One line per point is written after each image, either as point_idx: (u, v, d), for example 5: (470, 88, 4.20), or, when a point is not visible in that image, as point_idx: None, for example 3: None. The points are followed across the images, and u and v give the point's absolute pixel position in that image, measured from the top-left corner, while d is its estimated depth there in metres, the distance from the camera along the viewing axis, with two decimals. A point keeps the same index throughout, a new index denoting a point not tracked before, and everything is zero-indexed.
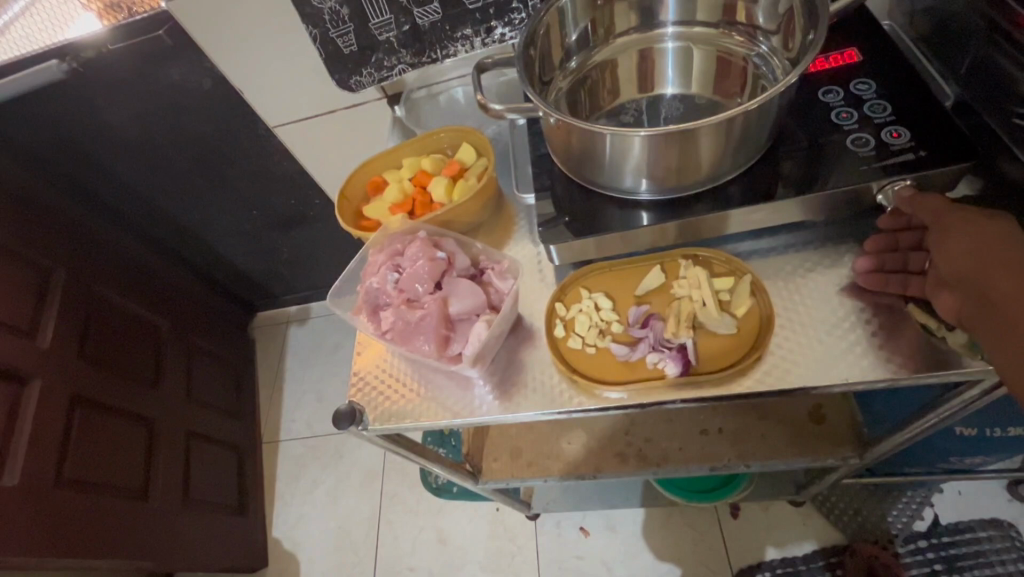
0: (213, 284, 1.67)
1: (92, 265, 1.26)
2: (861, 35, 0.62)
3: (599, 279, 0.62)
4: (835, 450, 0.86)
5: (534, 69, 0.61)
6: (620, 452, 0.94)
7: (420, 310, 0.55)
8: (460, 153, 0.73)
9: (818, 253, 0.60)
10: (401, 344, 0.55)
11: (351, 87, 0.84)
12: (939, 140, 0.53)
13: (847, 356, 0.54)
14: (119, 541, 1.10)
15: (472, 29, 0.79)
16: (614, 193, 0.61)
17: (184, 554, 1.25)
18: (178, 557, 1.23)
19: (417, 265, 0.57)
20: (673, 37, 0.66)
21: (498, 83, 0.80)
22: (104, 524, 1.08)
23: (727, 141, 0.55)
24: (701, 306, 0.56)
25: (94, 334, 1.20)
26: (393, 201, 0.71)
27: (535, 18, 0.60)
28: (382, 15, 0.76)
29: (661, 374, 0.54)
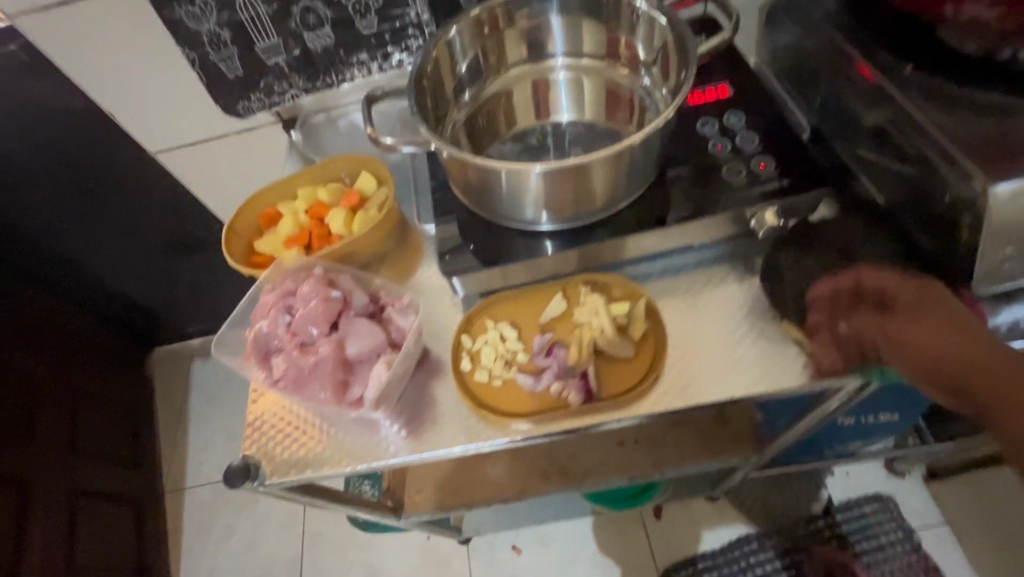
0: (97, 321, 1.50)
1: None
2: (730, 72, 0.67)
3: (504, 310, 0.62)
4: (738, 450, 0.92)
5: (427, 101, 0.60)
6: (544, 470, 0.95)
7: (314, 354, 0.52)
8: (359, 183, 0.71)
9: (705, 274, 0.64)
10: (295, 392, 0.52)
11: (239, 112, 0.79)
12: (799, 169, 0.58)
13: (735, 372, 0.57)
14: None
15: (368, 55, 0.77)
16: (518, 226, 0.62)
17: None
18: None
19: (310, 305, 0.54)
20: (562, 68, 0.68)
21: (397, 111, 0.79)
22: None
23: (618, 172, 0.57)
24: (601, 332, 0.56)
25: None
26: (288, 234, 0.68)
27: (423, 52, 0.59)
28: (270, 39, 0.72)
29: (564, 403, 0.54)
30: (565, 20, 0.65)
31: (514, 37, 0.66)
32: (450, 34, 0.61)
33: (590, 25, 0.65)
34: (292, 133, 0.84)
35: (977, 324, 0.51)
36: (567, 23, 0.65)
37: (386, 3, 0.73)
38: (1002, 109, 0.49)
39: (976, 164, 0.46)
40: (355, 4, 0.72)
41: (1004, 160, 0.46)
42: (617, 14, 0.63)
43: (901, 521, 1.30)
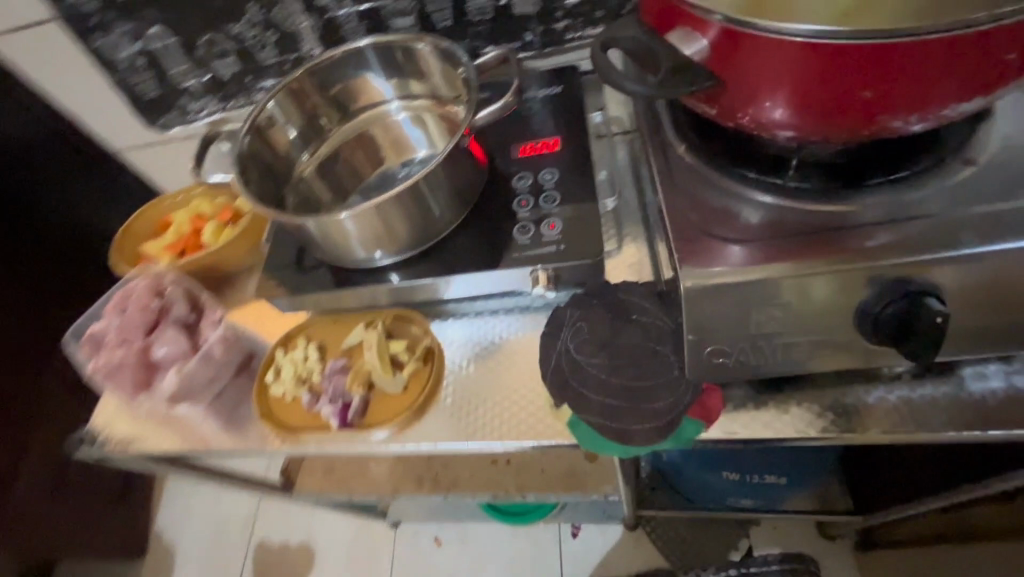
0: None
1: None
2: (566, 127, 0.69)
3: (317, 331, 0.68)
4: (598, 487, 0.94)
5: (265, 156, 0.66)
6: (419, 475, 1.01)
7: (124, 352, 0.62)
8: (238, 201, 0.80)
9: (503, 322, 0.66)
10: (108, 382, 0.62)
11: (160, 126, 0.89)
12: (580, 234, 0.60)
13: (492, 421, 0.60)
14: None
15: (272, 81, 0.85)
16: (358, 266, 0.65)
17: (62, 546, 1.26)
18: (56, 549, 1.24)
19: (133, 312, 0.64)
20: (398, 110, 0.73)
21: None
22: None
23: (415, 217, 0.61)
24: (375, 365, 0.62)
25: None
26: (168, 242, 0.78)
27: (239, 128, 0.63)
28: (182, 66, 0.82)
29: (328, 424, 0.61)
30: (396, 70, 0.69)
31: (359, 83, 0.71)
32: (268, 106, 0.66)
33: (410, 74, 0.69)
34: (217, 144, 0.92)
35: (702, 415, 0.54)
36: (394, 70, 0.69)
37: (281, 39, 0.80)
38: (758, 207, 0.51)
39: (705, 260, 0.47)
40: (254, 38, 0.80)
41: (728, 259, 0.47)
42: (417, 64, 0.67)
43: None
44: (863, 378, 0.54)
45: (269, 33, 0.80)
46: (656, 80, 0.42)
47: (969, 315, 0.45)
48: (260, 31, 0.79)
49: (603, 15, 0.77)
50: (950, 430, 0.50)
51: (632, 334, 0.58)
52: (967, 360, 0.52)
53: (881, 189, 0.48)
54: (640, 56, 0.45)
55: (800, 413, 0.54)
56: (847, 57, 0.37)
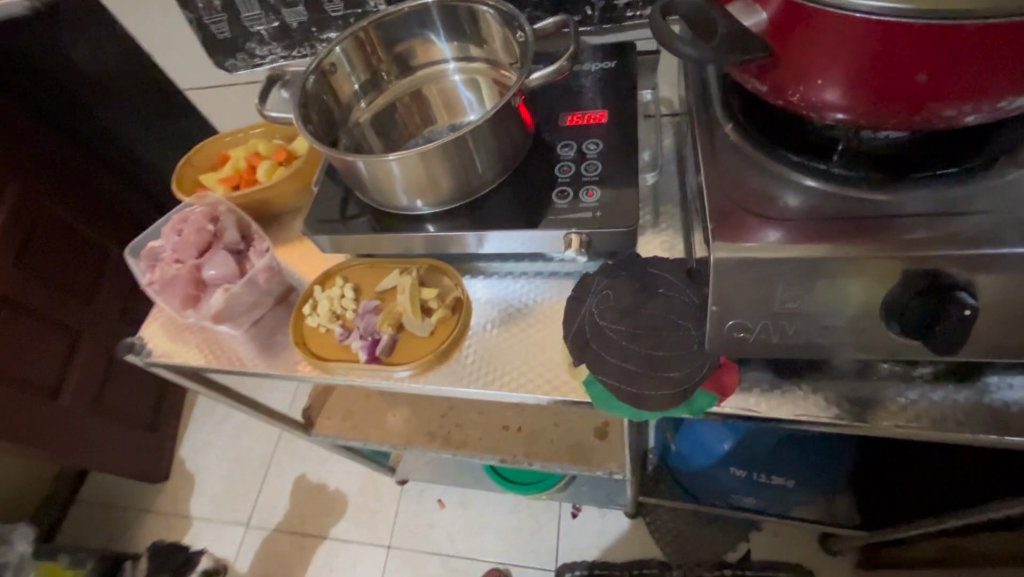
0: None
1: (54, 183, 1.30)
2: (616, 102, 0.70)
3: (355, 273, 0.71)
4: (603, 464, 0.96)
5: (325, 100, 0.69)
6: (431, 431, 1.05)
7: (177, 270, 0.66)
8: (293, 144, 0.84)
9: (533, 284, 0.68)
10: (160, 295, 0.67)
11: (227, 68, 0.94)
12: (618, 204, 0.62)
13: (511, 374, 0.62)
14: (32, 432, 1.21)
15: (336, 34, 0.88)
16: (399, 212, 0.68)
17: (91, 456, 1.36)
18: (85, 458, 1.34)
19: (189, 233, 0.68)
20: (456, 71, 0.74)
21: None
22: (16, 418, 1.18)
23: (459, 170, 0.63)
24: (405, 309, 0.65)
25: (43, 249, 1.28)
26: (225, 175, 0.82)
27: (306, 68, 0.65)
28: (253, 10, 0.86)
29: (356, 358, 0.64)
30: (460, 29, 0.70)
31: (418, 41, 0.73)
32: (334, 53, 0.67)
33: (473, 34, 0.70)
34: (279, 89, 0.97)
35: (716, 388, 0.55)
36: (459, 30, 0.71)
37: None
38: (802, 189, 0.51)
39: (738, 237, 0.48)
40: None
41: (772, 239, 0.47)
42: (481, 28, 0.69)
43: None
44: (886, 375, 0.54)
45: None
46: (712, 49, 0.43)
47: (1000, 317, 0.45)
48: None
49: None
50: (965, 432, 0.51)
51: (656, 306, 0.59)
52: (994, 368, 0.52)
53: (927, 183, 0.48)
54: (696, 23, 0.45)
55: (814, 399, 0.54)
56: (910, 39, 0.37)
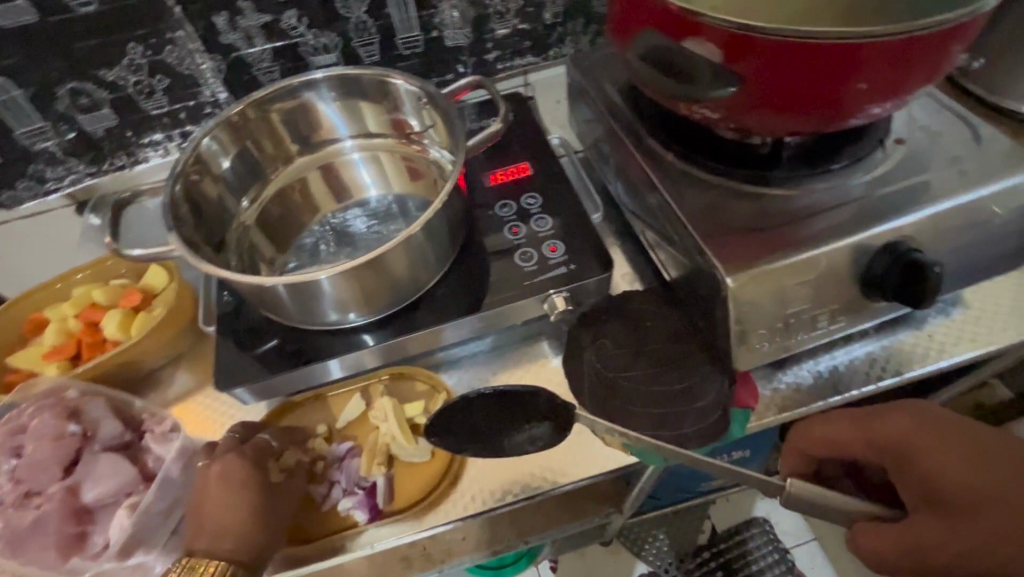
0: None
1: None
2: (531, 151, 0.68)
3: (300, 417, 0.57)
4: (599, 508, 0.92)
5: (188, 212, 0.55)
6: (404, 557, 0.88)
7: (35, 509, 0.45)
8: (145, 279, 0.64)
9: (511, 358, 0.62)
10: (13, 555, 0.44)
11: (5, 203, 0.70)
12: (584, 250, 0.60)
13: (538, 464, 0.54)
14: None
15: (163, 134, 0.72)
16: (322, 327, 0.57)
17: None
18: None
19: (39, 447, 0.47)
20: (354, 149, 0.66)
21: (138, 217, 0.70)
22: None
23: (409, 261, 0.55)
24: (393, 438, 0.54)
25: None
26: (52, 344, 0.60)
27: (169, 174, 0.53)
28: (33, 124, 0.65)
29: (352, 522, 0.51)
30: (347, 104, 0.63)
31: (291, 125, 0.63)
32: (205, 142, 0.57)
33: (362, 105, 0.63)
34: (88, 215, 0.74)
35: (748, 399, 0.55)
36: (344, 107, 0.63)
37: (173, 83, 0.68)
38: (751, 196, 0.55)
39: (716, 254, 0.50)
40: (137, 85, 0.67)
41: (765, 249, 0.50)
42: (383, 98, 0.61)
43: (775, 543, 1.34)
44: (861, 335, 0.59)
45: (157, 78, 0.67)
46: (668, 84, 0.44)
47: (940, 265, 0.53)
48: (144, 76, 0.66)
49: (531, 44, 0.77)
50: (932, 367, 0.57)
51: (655, 341, 0.58)
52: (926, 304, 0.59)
53: (844, 174, 0.54)
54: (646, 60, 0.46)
55: (817, 382, 0.57)
56: (835, 59, 0.42)
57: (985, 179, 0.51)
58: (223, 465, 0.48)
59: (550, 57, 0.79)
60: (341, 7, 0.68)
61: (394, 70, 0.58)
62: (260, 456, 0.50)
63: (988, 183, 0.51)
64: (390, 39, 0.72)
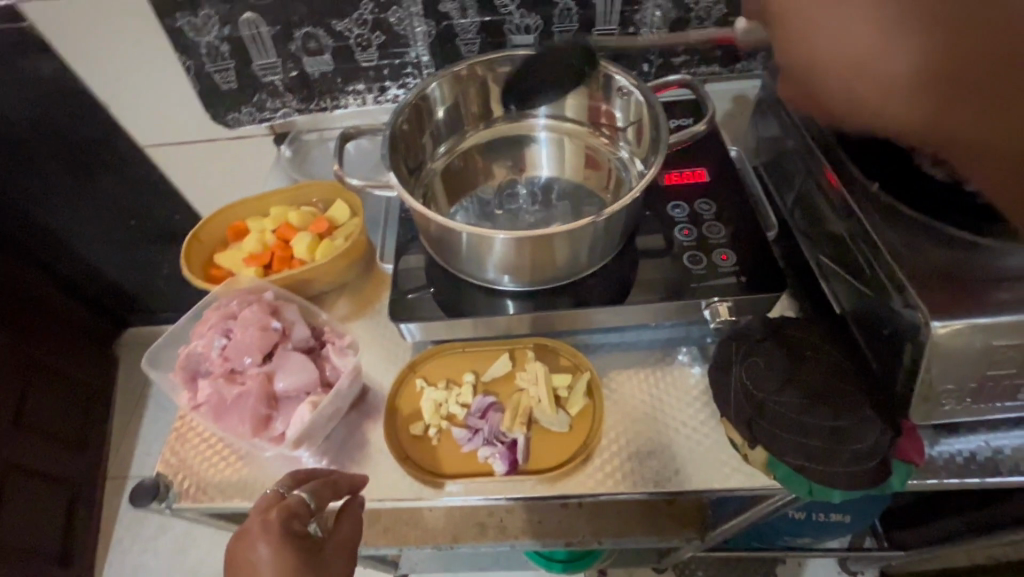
0: (84, 302, 1.40)
1: None
2: (709, 158, 0.68)
3: (450, 362, 0.61)
4: (680, 531, 0.90)
5: (399, 157, 0.60)
6: (482, 522, 0.91)
7: (238, 386, 0.51)
8: (331, 211, 0.71)
9: (653, 355, 0.63)
10: (214, 421, 0.51)
11: (227, 123, 0.80)
12: (756, 266, 0.59)
13: (667, 462, 0.56)
14: None
15: (365, 85, 0.79)
16: (480, 282, 0.60)
17: None
18: None
19: (246, 333, 0.53)
20: (544, 128, 0.69)
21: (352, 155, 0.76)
22: None
23: (583, 243, 0.57)
24: (537, 402, 0.56)
25: None
26: (250, 251, 0.68)
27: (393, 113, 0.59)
28: (269, 58, 0.74)
29: (488, 470, 0.54)
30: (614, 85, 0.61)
31: (491, 95, 0.67)
32: (428, 87, 0.63)
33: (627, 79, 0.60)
34: (283, 146, 0.83)
35: (914, 454, 0.51)
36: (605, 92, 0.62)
37: (388, 41, 0.74)
38: None
39: (919, 294, 0.47)
40: (358, 37, 0.74)
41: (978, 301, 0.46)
42: (596, 84, 0.64)
43: None
44: None
45: (376, 34, 0.74)
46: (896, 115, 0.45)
47: None
48: (367, 31, 0.73)
49: (722, 54, 0.77)
50: None
51: (818, 374, 0.55)
52: None
53: None
54: None
55: (990, 458, 0.53)
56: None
57: None
58: (262, 548, 0.45)
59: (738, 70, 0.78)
60: None
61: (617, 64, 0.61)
62: (293, 529, 0.46)
63: None
64: (588, 29, 0.74)
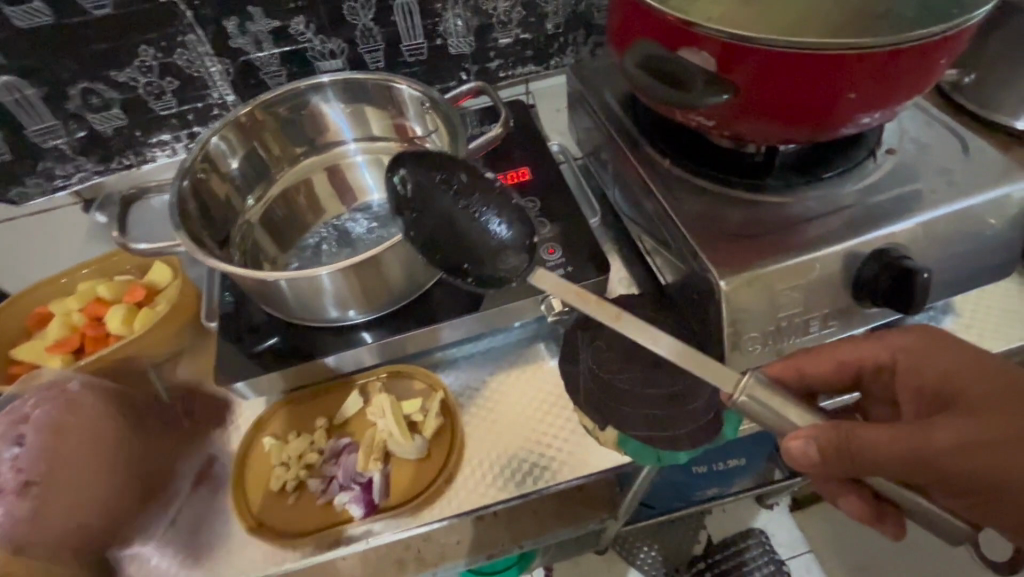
0: None
1: None
2: (530, 157, 0.70)
3: (298, 413, 0.58)
4: (594, 514, 0.91)
5: (193, 212, 0.55)
6: (399, 558, 0.88)
7: (36, 497, 0.46)
8: (149, 275, 0.65)
9: (508, 358, 0.63)
10: (14, 544, 0.45)
11: (14, 198, 0.72)
12: (583, 254, 0.61)
13: (532, 462, 0.56)
14: None
15: (170, 134, 0.73)
16: (320, 323, 0.58)
17: None
18: None
19: (42, 436, 0.48)
20: (358, 153, 0.68)
21: (150, 212, 0.71)
22: None
23: (406, 263, 0.56)
24: (390, 435, 0.54)
25: None
26: (55, 338, 0.61)
27: (176, 170, 0.54)
28: (44, 122, 0.67)
29: (347, 517, 0.52)
30: (763, 394, 0.40)
31: (299, 127, 0.65)
32: (212, 142, 0.58)
33: (795, 405, 0.40)
34: (94, 213, 0.75)
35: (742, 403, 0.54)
36: (745, 399, 0.41)
37: (182, 85, 0.70)
38: (744, 203, 0.56)
39: (708, 258, 0.52)
40: (147, 86, 0.68)
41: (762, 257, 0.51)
42: (387, 101, 0.63)
43: (773, 556, 1.28)
44: None
45: (167, 80, 0.69)
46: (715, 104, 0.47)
47: (937, 275, 0.54)
48: (154, 78, 0.68)
49: (532, 53, 0.79)
50: None
51: (646, 345, 0.58)
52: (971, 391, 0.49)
53: (836, 182, 0.56)
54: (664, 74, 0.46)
55: None
56: (786, 115, 0.47)
57: (972, 190, 0.53)
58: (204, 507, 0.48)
59: (552, 66, 0.81)
60: (347, 14, 0.69)
61: (399, 76, 0.60)
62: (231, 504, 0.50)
63: (979, 193, 0.52)
64: (396, 46, 0.74)
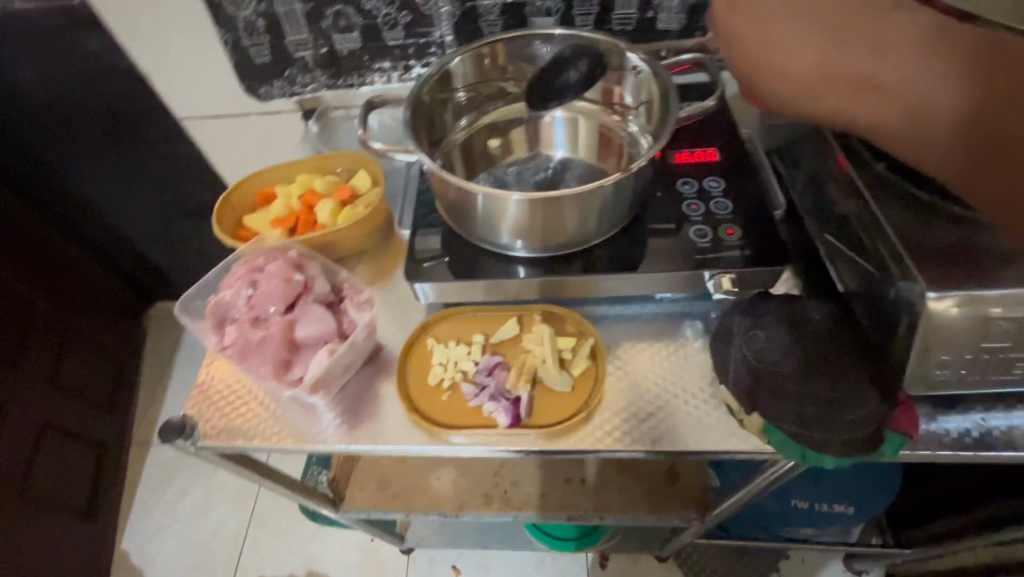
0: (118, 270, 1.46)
1: None
2: (721, 139, 0.70)
3: (461, 324, 0.64)
4: (682, 511, 0.90)
5: (420, 122, 0.64)
6: (486, 492, 0.94)
7: (262, 331, 0.56)
8: (354, 179, 0.74)
9: (658, 326, 0.65)
10: (239, 362, 0.56)
11: (260, 95, 0.84)
12: (761, 241, 0.61)
13: (664, 426, 0.58)
14: None
15: (391, 64, 0.82)
16: (489, 246, 0.63)
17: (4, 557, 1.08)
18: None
19: (271, 283, 0.58)
20: None
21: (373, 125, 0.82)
22: None
23: (591, 211, 0.59)
24: (542, 362, 0.59)
25: None
26: (276, 215, 0.72)
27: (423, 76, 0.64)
28: (300, 34, 0.78)
29: (491, 423, 0.57)
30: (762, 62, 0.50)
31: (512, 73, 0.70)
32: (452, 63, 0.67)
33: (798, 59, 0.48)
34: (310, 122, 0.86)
35: (907, 426, 0.52)
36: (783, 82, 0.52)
37: (414, 20, 0.78)
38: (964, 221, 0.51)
39: (918, 270, 0.48)
40: (386, 17, 0.77)
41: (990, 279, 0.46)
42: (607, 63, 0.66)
43: None
44: None
45: (403, 14, 0.77)
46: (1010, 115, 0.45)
47: None
48: (394, 10, 0.76)
49: None
50: None
51: (809, 345, 0.56)
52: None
53: None
54: None
55: (986, 437, 0.53)
56: None
57: None
58: None
59: None
60: None
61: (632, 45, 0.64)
62: None
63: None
64: (609, 12, 0.76)
